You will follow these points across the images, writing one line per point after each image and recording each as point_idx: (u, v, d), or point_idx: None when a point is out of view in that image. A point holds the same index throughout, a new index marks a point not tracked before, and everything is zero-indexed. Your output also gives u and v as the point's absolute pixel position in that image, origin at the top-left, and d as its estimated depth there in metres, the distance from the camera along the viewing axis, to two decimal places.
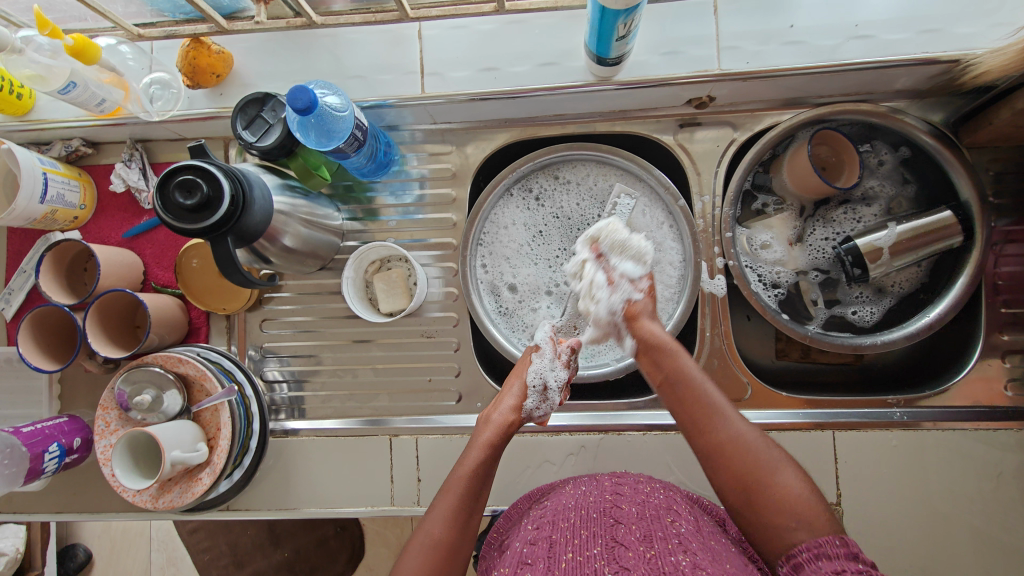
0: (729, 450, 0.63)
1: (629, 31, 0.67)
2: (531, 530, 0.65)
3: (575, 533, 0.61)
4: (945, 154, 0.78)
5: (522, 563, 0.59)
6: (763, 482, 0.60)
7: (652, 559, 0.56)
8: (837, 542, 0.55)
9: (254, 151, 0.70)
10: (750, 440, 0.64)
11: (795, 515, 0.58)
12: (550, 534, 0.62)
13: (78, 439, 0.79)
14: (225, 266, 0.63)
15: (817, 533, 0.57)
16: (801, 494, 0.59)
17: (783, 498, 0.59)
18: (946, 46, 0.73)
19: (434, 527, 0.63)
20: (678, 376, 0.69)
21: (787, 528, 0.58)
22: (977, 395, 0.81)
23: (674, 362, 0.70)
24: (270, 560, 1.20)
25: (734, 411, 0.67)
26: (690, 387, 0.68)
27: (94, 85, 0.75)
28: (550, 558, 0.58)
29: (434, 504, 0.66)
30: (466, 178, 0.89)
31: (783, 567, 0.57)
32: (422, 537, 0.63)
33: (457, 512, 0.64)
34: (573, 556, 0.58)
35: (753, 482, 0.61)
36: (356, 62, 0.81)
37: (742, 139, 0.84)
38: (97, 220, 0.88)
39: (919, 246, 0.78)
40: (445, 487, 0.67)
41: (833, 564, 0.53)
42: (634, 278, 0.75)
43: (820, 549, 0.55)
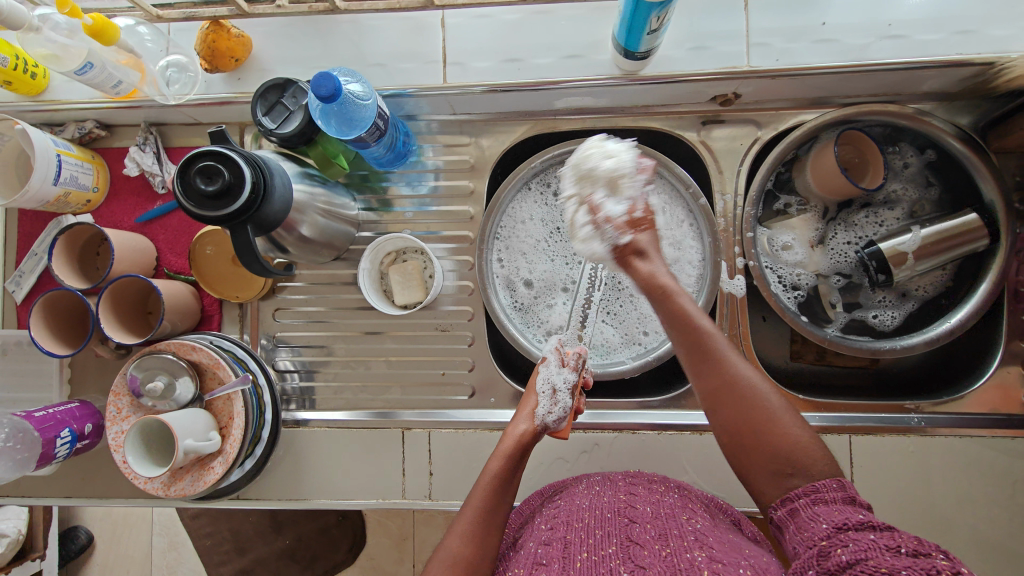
0: (729, 395, 0.59)
1: (662, 25, 0.66)
2: (545, 530, 0.64)
3: (589, 534, 0.60)
4: (973, 158, 0.77)
5: (536, 564, 0.58)
6: (762, 430, 0.57)
7: (668, 557, 0.55)
8: (835, 486, 0.54)
9: (273, 138, 0.69)
10: (752, 385, 0.59)
11: (790, 463, 0.56)
12: (564, 534, 0.61)
13: (89, 424, 0.79)
14: (244, 255, 0.62)
15: (813, 478, 0.56)
16: (801, 440, 0.57)
17: (783, 444, 0.57)
18: (980, 48, 0.72)
19: (457, 545, 0.62)
20: (678, 319, 0.61)
21: (784, 473, 0.56)
22: (995, 403, 0.80)
23: (672, 307, 0.62)
24: (270, 547, 1.22)
25: (734, 352, 0.61)
26: (690, 331, 0.61)
27: (112, 66, 0.73)
28: (565, 558, 0.57)
29: (456, 521, 0.65)
30: (484, 171, 0.88)
31: (779, 511, 0.56)
32: (444, 554, 0.62)
33: (478, 529, 0.64)
34: (588, 555, 0.57)
35: (751, 431, 0.58)
36: (376, 50, 0.80)
37: (766, 138, 0.83)
38: (109, 205, 0.87)
39: (945, 249, 0.77)
40: (467, 505, 0.66)
41: (832, 509, 0.53)
42: (619, 214, 0.65)
43: (817, 495, 0.54)
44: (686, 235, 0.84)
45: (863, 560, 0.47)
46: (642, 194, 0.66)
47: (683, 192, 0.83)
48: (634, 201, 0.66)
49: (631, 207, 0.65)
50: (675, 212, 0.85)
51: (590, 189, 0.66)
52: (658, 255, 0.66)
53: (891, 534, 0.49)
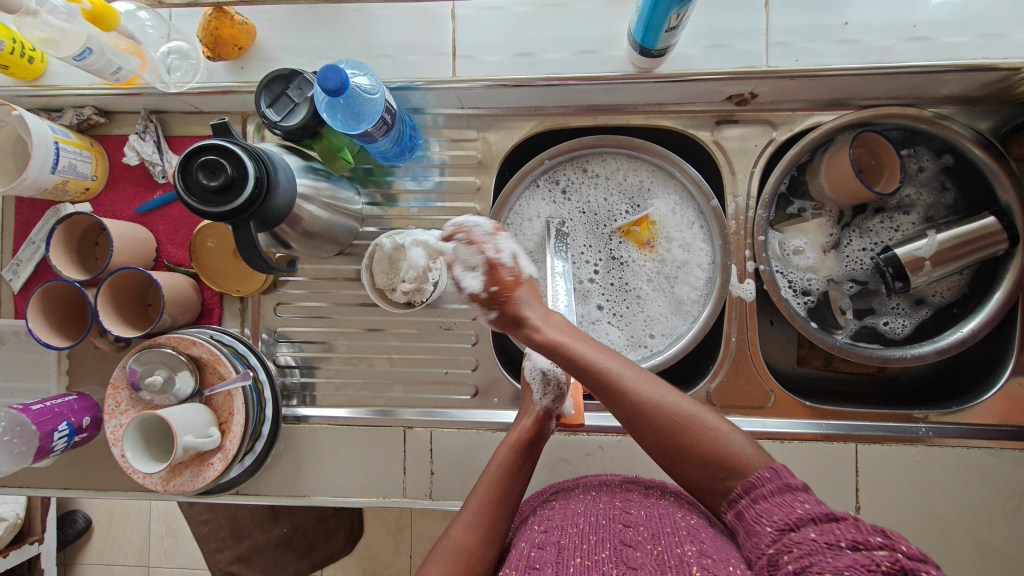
0: (636, 418, 0.58)
1: (681, 22, 0.64)
2: (538, 533, 0.62)
3: (584, 539, 0.58)
4: (992, 165, 0.75)
5: (529, 566, 0.55)
6: (687, 445, 0.57)
7: (660, 555, 0.54)
8: (768, 476, 0.54)
9: (277, 130, 0.67)
10: (654, 399, 0.58)
11: (712, 462, 0.56)
12: (558, 539, 0.59)
13: (87, 418, 0.78)
14: (247, 252, 0.60)
15: (745, 473, 0.55)
16: (723, 438, 0.57)
17: (701, 446, 0.56)
18: (1004, 53, 0.70)
19: (461, 533, 0.62)
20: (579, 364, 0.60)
21: (711, 477, 0.57)
22: (1003, 414, 0.79)
23: (567, 355, 0.60)
24: (268, 535, 1.13)
25: (643, 375, 0.60)
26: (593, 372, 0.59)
27: (112, 52, 0.71)
28: (558, 563, 0.55)
29: (463, 510, 0.66)
30: (491, 166, 0.86)
31: (728, 515, 0.56)
32: (448, 542, 0.61)
33: (486, 518, 0.64)
34: (582, 560, 0.55)
35: (679, 450, 0.57)
36: (384, 40, 0.78)
37: (781, 139, 0.81)
38: (108, 193, 0.85)
39: (962, 255, 0.76)
40: (474, 496, 0.67)
41: (770, 505, 0.52)
42: (478, 288, 0.66)
43: (755, 491, 0.54)
44: (696, 237, 0.83)
45: (808, 567, 0.46)
46: (484, 258, 0.67)
47: (695, 193, 0.82)
48: (487, 266, 0.67)
49: (486, 280, 0.66)
50: (685, 213, 0.83)
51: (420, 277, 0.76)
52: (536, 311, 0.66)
53: (832, 530, 0.48)
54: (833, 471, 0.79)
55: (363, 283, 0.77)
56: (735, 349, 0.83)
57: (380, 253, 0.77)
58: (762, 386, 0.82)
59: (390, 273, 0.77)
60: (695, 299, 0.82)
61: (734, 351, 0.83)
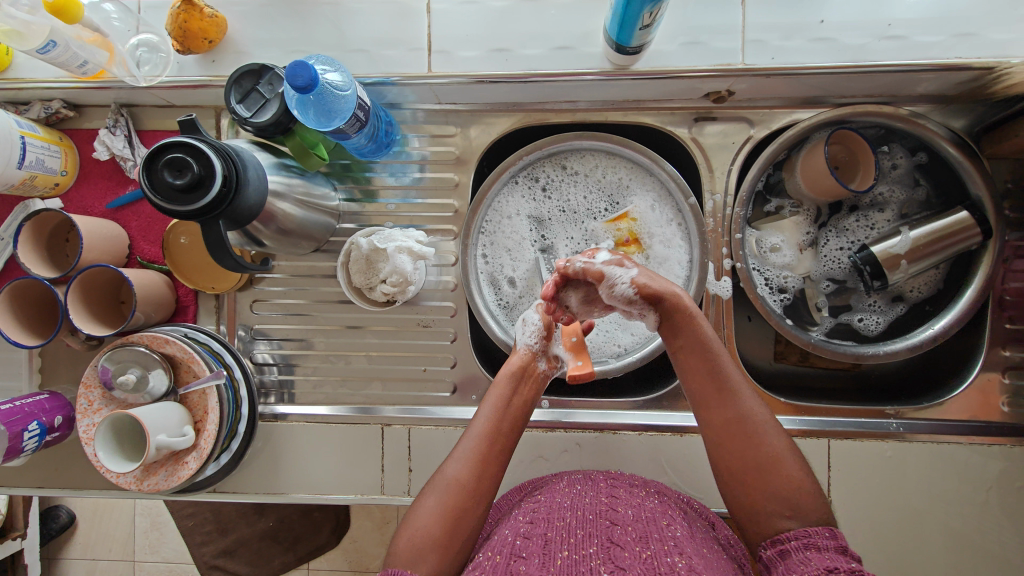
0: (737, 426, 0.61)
1: (654, 20, 0.64)
2: (524, 523, 0.62)
3: (571, 533, 0.59)
4: (965, 163, 0.76)
5: (515, 554, 0.56)
6: (766, 470, 0.59)
7: (648, 559, 0.54)
8: (826, 533, 0.55)
9: (248, 127, 0.66)
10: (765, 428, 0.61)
11: (787, 502, 0.58)
12: (545, 531, 0.59)
13: (59, 417, 0.77)
14: (216, 251, 0.59)
15: (808, 525, 0.56)
16: (802, 480, 0.59)
17: (786, 486, 0.58)
18: (978, 52, 0.70)
19: (456, 470, 0.63)
20: (699, 347, 0.65)
21: (779, 516, 0.58)
22: (972, 409, 0.81)
23: (694, 334, 0.65)
24: (253, 528, 1.11)
25: (749, 389, 0.63)
26: (708, 360, 0.64)
27: (77, 45, 0.69)
28: (545, 554, 0.56)
29: (460, 445, 0.65)
30: (470, 162, 0.85)
31: (769, 550, 0.57)
32: (443, 478, 0.63)
33: (483, 457, 0.64)
34: (569, 554, 0.55)
35: (756, 471, 0.59)
36: (358, 35, 0.76)
37: (758, 137, 0.81)
38: (79, 189, 0.84)
39: (937, 250, 0.77)
40: (472, 432, 0.66)
41: (821, 555, 0.53)
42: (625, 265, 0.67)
43: (809, 539, 0.55)
44: (674, 234, 0.83)
45: None
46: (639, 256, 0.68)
47: (672, 190, 0.81)
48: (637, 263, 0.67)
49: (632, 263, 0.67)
50: (664, 210, 0.83)
51: (403, 282, 0.76)
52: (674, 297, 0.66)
53: None
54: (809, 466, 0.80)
55: (341, 283, 0.76)
56: None
57: (356, 253, 0.76)
58: None
59: (367, 272, 0.77)
60: None
61: None
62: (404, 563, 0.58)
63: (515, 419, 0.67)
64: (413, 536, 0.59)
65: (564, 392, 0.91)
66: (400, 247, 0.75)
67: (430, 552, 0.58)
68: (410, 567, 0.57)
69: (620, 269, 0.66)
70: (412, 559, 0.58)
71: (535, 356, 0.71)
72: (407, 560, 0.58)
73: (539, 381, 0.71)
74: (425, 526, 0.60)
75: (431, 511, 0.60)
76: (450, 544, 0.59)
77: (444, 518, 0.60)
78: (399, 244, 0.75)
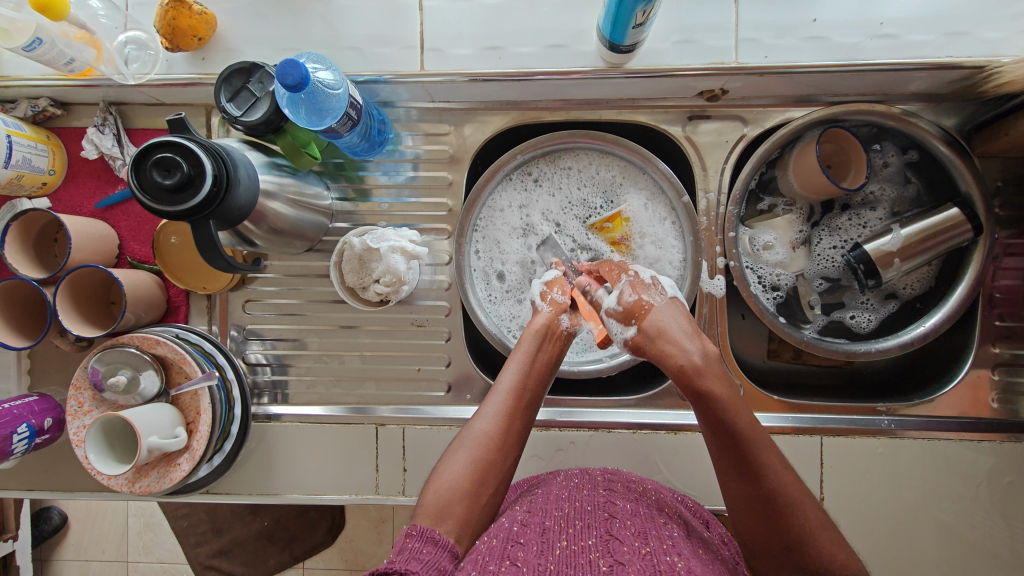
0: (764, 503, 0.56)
1: (648, 19, 0.64)
2: (522, 512, 0.62)
3: (569, 524, 0.59)
4: (955, 161, 0.77)
5: (513, 539, 0.56)
6: (794, 543, 0.55)
7: (647, 555, 0.54)
8: None
9: (239, 126, 0.66)
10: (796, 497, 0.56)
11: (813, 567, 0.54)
12: (543, 520, 0.60)
13: (48, 419, 0.76)
14: (206, 250, 0.59)
15: None
16: (830, 549, 0.55)
17: (813, 554, 0.54)
18: (969, 51, 0.71)
19: (484, 424, 0.63)
20: (720, 422, 0.58)
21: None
22: (963, 406, 0.82)
23: (713, 409, 0.58)
24: (248, 528, 1.11)
25: (777, 458, 0.58)
26: (731, 434, 0.58)
27: (64, 42, 0.69)
28: (543, 542, 0.56)
29: (486, 401, 0.66)
30: (464, 161, 0.85)
31: None
32: (472, 433, 0.63)
33: (510, 410, 0.64)
34: (568, 544, 0.56)
35: (783, 543, 0.56)
36: (350, 32, 0.76)
37: (752, 135, 0.81)
38: (68, 188, 0.83)
39: (929, 248, 0.77)
40: (499, 386, 0.66)
41: None
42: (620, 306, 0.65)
43: None
44: (668, 233, 0.82)
45: None
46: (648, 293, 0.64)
47: (665, 188, 0.81)
48: (641, 297, 0.64)
49: (635, 299, 0.64)
50: (657, 208, 0.83)
51: (397, 281, 0.76)
52: (686, 341, 0.60)
53: None
54: (801, 464, 0.81)
55: (333, 282, 0.75)
56: None
57: (348, 252, 0.76)
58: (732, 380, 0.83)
59: (360, 271, 0.77)
60: None
61: None
62: (430, 517, 0.58)
63: (540, 375, 0.67)
64: (441, 489, 0.59)
65: (558, 391, 0.91)
66: (395, 246, 0.74)
67: (457, 505, 0.59)
68: (438, 522, 0.57)
69: (615, 322, 0.65)
70: (440, 512, 0.58)
71: (559, 315, 0.70)
72: (435, 513, 0.58)
73: (562, 342, 0.69)
74: (453, 479, 0.60)
75: (460, 464, 0.61)
76: (478, 496, 0.60)
77: (472, 472, 0.60)
78: (394, 244, 0.74)
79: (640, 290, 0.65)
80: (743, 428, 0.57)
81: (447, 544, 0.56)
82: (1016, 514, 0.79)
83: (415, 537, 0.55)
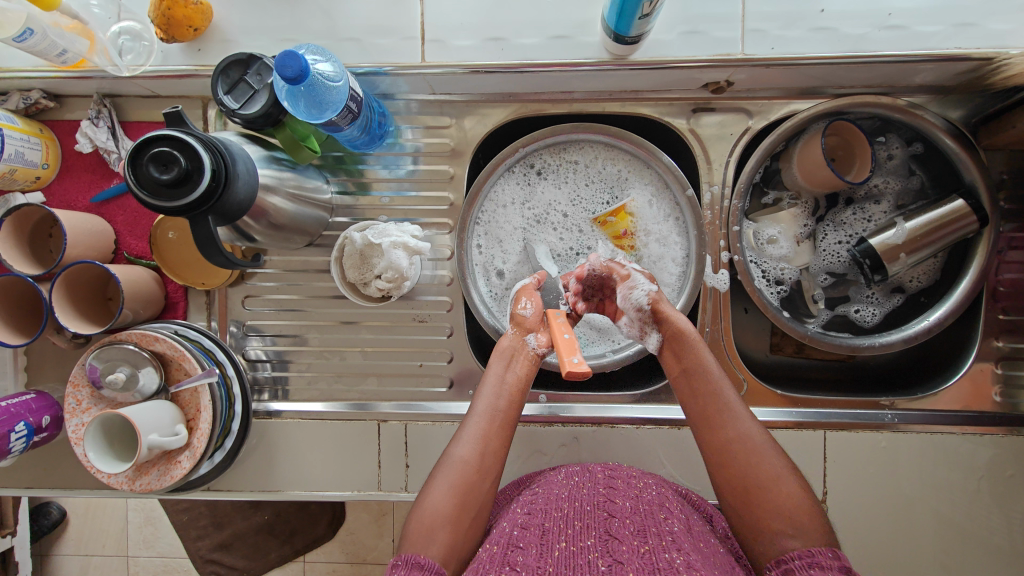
0: (737, 449, 0.61)
1: (654, 9, 0.63)
2: (522, 514, 0.62)
3: (568, 524, 0.59)
4: (961, 154, 0.76)
5: (512, 544, 0.56)
6: (766, 489, 0.58)
7: (646, 554, 0.54)
8: (830, 554, 0.53)
9: (237, 119, 0.64)
10: (756, 448, 0.60)
11: (784, 516, 0.56)
12: (542, 522, 0.59)
13: (46, 417, 0.75)
14: (206, 246, 0.58)
15: (810, 543, 0.54)
16: (797, 497, 0.57)
17: (778, 502, 0.57)
18: (977, 42, 0.70)
19: (462, 449, 0.63)
20: (698, 368, 0.66)
21: (781, 534, 0.56)
22: (965, 399, 0.82)
23: (692, 355, 0.67)
24: (250, 521, 1.11)
25: (746, 409, 0.64)
26: (707, 380, 0.66)
27: (56, 33, 0.67)
28: (542, 545, 0.56)
29: (463, 426, 0.66)
30: (465, 154, 0.84)
31: (772, 571, 0.54)
32: (451, 458, 0.63)
33: (486, 433, 0.64)
34: (567, 546, 0.55)
35: (755, 490, 0.58)
36: (349, 23, 0.74)
37: (756, 128, 0.80)
38: (62, 182, 0.81)
39: (933, 241, 0.77)
40: (473, 412, 0.66)
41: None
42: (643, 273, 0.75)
43: (811, 560, 0.53)
44: (672, 230, 0.82)
45: None
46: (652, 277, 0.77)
47: (670, 184, 0.81)
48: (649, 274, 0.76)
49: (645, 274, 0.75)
50: (661, 204, 0.82)
51: (400, 276, 0.75)
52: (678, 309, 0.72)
53: None
54: (803, 458, 0.81)
55: (334, 279, 0.74)
56: (708, 339, 0.83)
57: (349, 248, 0.74)
58: (735, 375, 0.83)
59: (360, 267, 0.75)
60: (668, 295, 0.82)
61: (708, 341, 0.83)
62: (415, 545, 0.58)
63: (513, 395, 0.67)
64: (424, 514, 0.60)
65: (561, 386, 0.90)
66: (396, 241, 0.73)
67: (441, 529, 0.59)
68: (422, 549, 0.58)
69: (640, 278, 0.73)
70: (423, 541, 0.58)
71: (524, 340, 0.71)
72: (419, 541, 0.58)
73: (530, 360, 0.70)
74: (435, 506, 0.60)
75: (442, 489, 0.61)
76: (461, 521, 0.60)
77: (454, 496, 0.60)
78: (395, 240, 0.73)
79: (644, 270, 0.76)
80: (713, 376, 0.66)
81: (433, 567, 0.55)
82: (1017, 507, 0.80)
83: (402, 567, 0.55)
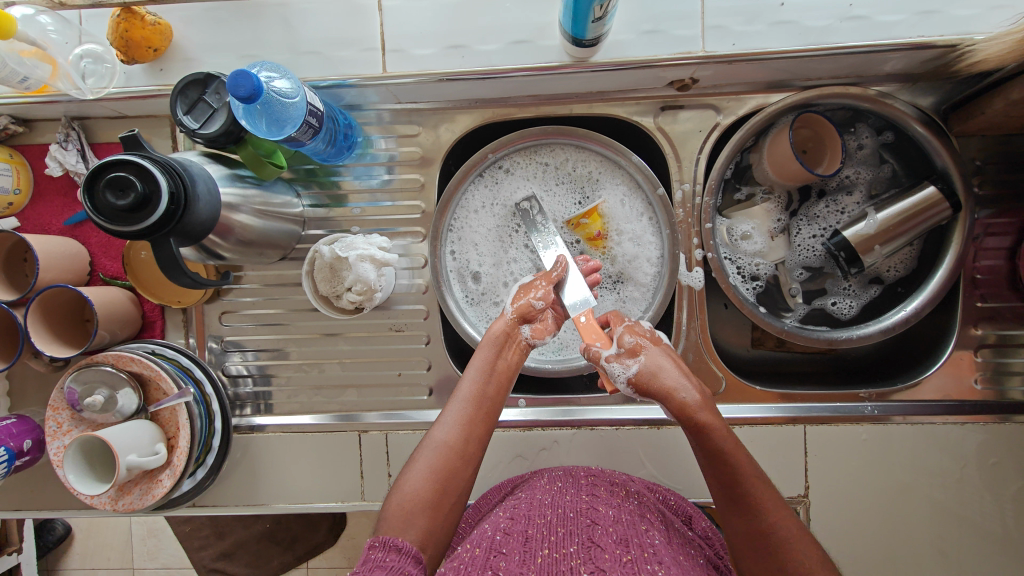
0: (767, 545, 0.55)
1: (607, 12, 0.63)
2: (505, 519, 0.62)
3: (551, 531, 0.58)
4: (933, 142, 0.75)
5: (495, 549, 0.56)
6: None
7: (628, 563, 0.53)
8: None
9: (198, 139, 0.64)
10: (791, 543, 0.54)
11: None
12: (525, 528, 0.59)
13: (28, 441, 0.76)
14: (170, 268, 0.58)
15: None
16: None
17: None
18: (941, 29, 0.69)
19: (444, 433, 0.64)
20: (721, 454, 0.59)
21: None
22: (947, 389, 0.81)
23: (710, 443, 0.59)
24: (250, 530, 1.11)
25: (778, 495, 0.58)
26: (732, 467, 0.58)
27: (14, 59, 0.67)
28: (525, 552, 0.55)
29: (448, 409, 0.66)
30: (435, 161, 0.84)
31: None
32: (433, 441, 0.64)
33: (470, 419, 0.65)
34: (550, 552, 0.55)
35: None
36: (310, 36, 0.74)
37: (725, 123, 0.80)
38: (35, 207, 0.82)
39: (908, 229, 0.76)
40: (459, 395, 0.66)
41: None
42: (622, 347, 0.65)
43: None
44: (646, 229, 0.82)
45: None
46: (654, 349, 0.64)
47: (641, 183, 0.80)
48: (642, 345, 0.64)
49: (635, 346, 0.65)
50: (635, 204, 0.82)
51: (371, 287, 0.75)
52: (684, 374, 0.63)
53: None
54: (785, 453, 0.81)
55: (306, 292, 0.75)
56: (686, 338, 0.83)
57: (319, 261, 0.74)
58: (714, 372, 0.83)
59: (332, 280, 0.76)
60: (644, 295, 0.81)
61: (686, 340, 0.83)
62: (394, 529, 0.58)
63: (502, 383, 0.68)
64: (403, 499, 0.60)
65: (543, 390, 0.90)
66: (364, 253, 0.74)
67: (420, 515, 0.59)
68: (401, 532, 0.58)
69: (619, 365, 0.64)
70: (401, 523, 0.58)
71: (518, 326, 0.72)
72: (399, 524, 0.58)
73: (520, 349, 0.71)
74: (414, 490, 0.60)
75: (421, 474, 0.61)
76: (440, 507, 0.60)
77: (433, 482, 0.61)
78: (361, 251, 0.74)
79: (633, 331, 0.66)
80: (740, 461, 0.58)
81: (411, 551, 0.56)
82: (1003, 496, 0.79)
83: (379, 548, 0.55)
